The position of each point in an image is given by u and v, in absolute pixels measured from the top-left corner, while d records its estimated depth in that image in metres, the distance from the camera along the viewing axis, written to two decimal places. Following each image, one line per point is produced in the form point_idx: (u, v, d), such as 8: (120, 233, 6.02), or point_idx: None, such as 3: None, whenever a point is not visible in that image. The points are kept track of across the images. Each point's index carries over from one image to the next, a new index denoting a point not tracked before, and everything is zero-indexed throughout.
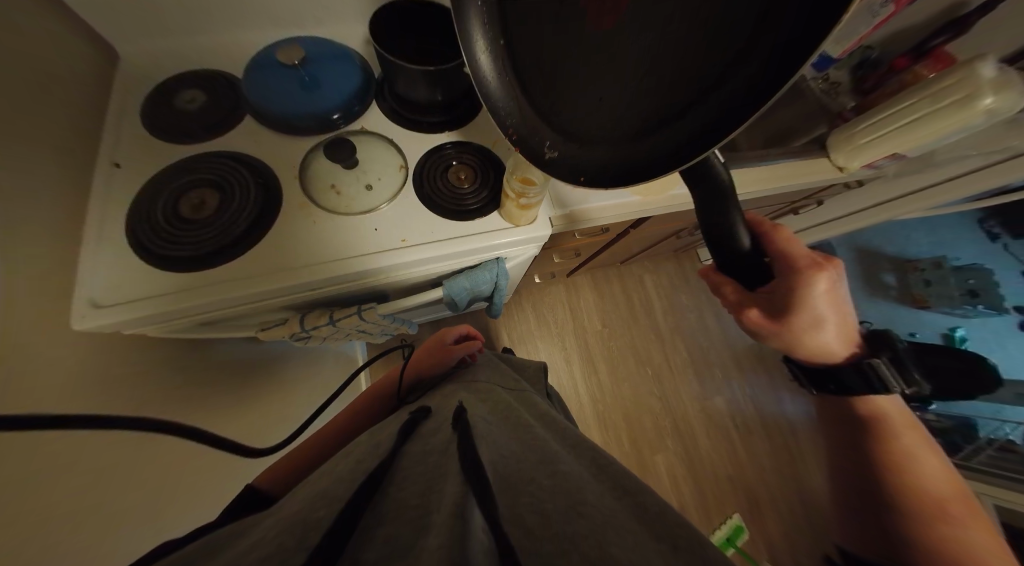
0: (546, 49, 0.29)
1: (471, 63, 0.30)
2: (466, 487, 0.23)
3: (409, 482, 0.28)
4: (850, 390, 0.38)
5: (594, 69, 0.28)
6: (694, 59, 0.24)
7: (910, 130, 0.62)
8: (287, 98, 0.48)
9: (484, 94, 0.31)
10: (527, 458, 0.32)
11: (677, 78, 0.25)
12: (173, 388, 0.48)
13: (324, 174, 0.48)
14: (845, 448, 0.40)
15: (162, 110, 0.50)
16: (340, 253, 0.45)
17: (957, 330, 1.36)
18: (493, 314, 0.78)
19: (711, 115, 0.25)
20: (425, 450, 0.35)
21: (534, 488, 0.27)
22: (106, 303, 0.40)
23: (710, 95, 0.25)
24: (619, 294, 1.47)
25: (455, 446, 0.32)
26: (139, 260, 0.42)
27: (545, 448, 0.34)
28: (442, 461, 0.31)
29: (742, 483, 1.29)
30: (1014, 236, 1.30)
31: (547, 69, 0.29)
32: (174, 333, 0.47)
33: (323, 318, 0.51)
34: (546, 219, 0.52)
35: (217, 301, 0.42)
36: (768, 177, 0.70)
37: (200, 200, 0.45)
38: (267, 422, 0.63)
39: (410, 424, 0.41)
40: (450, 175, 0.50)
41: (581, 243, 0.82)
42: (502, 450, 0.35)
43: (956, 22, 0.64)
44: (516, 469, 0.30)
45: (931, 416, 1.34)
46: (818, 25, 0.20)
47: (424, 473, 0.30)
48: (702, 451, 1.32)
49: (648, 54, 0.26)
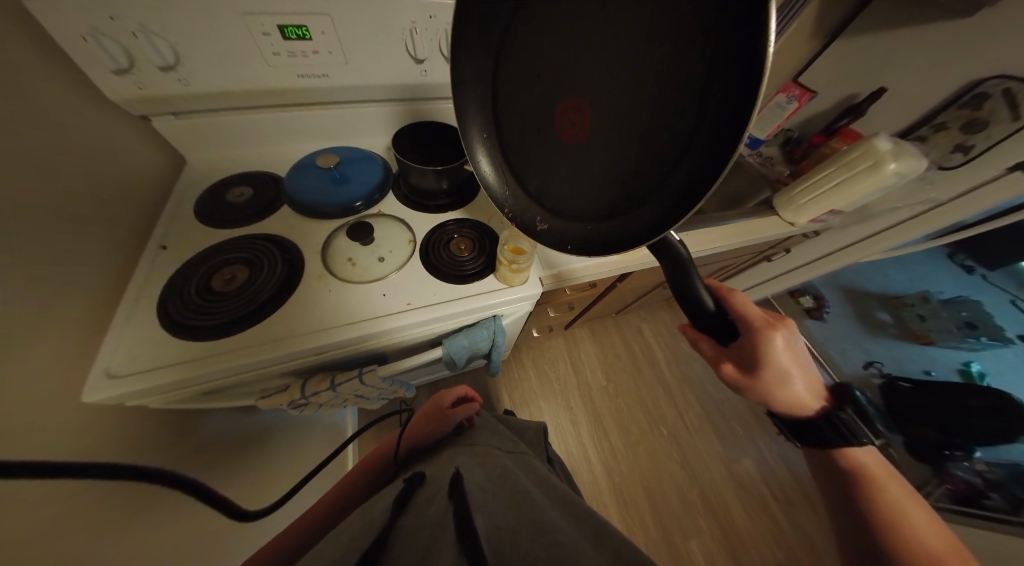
0: (530, 156, 0.39)
1: (478, 167, 0.45)
2: (461, 561, 0.25)
3: (405, 560, 0.28)
4: (829, 443, 0.39)
5: (568, 167, 0.35)
6: (654, 144, 0.27)
7: (839, 191, 0.74)
8: (320, 192, 0.58)
9: (486, 186, 0.45)
10: (524, 529, 0.33)
11: (641, 160, 0.29)
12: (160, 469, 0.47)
13: (342, 249, 0.55)
14: (839, 509, 0.40)
15: (214, 201, 0.59)
16: (349, 317, 0.49)
17: (972, 364, 1.33)
18: (492, 371, 0.79)
19: (673, 194, 0.27)
20: (422, 522, 0.34)
21: (531, 561, 0.28)
22: (119, 374, 0.42)
23: (675, 169, 0.26)
24: (620, 346, 1.50)
25: (451, 517, 0.32)
26: (163, 331, 0.46)
27: (541, 516, 0.34)
28: (438, 534, 0.31)
29: (790, 565, 1.13)
30: (988, 268, 1.47)
31: (533, 168, 0.39)
32: (178, 403, 0.48)
33: (324, 382, 0.53)
34: (536, 278, 0.58)
35: (229, 368, 0.44)
36: (729, 234, 0.79)
37: (232, 275, 0.50)
38: (251, 498, 0.60)
39: (405, 492, 0.41)
40: (452, 246, 0.57)
41: (574, 298, 0.88)
42: (499, 521, 0.35)
43: (852, 109, 0.83)
44: (513, 542, 0.31)
45: (981, 465, 1.17)
46: (753, 98, 0.20)
47: (420, 549, 0.30)
48: (739, 525, 1.18)
49: (612, 151, 0.31)
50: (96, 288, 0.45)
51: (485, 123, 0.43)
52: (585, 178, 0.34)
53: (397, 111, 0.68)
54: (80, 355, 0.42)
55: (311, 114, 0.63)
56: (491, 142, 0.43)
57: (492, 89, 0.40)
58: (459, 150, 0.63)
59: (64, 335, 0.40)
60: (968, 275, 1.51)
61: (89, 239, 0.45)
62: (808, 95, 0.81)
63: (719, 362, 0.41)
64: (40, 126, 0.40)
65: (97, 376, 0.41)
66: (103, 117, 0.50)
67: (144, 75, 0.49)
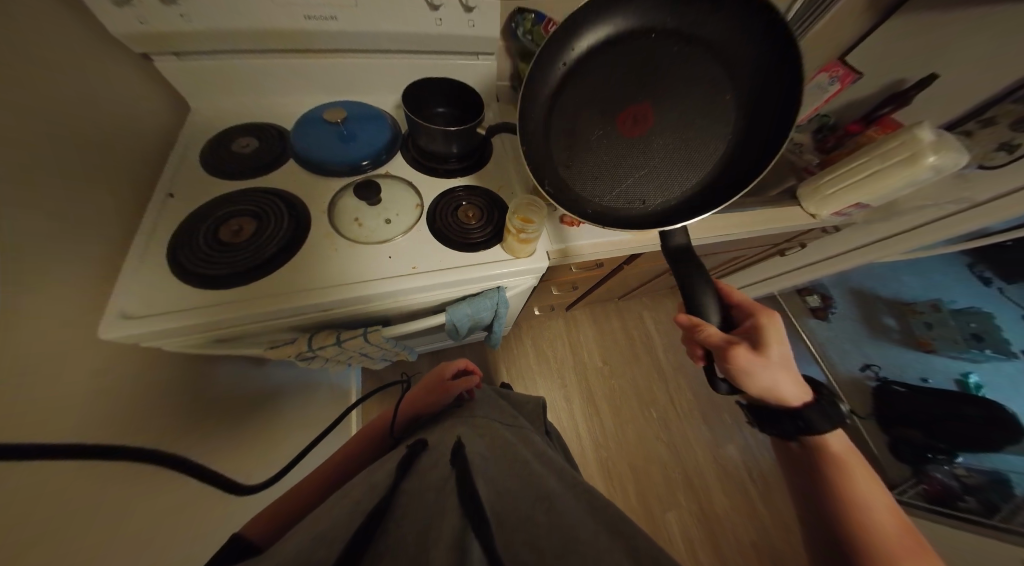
0: (577, 126, 0.44)
1: (528, 107, 0.44)
2: (465, 524, 0.26)
3: (411, 518, 0.30)
4: (816, 430, 0.39)
5: (603, 154, 0.44)
6: (677, 173, 0.43)
7: (870, 184, 0.70)
8: (327, 148, 0.57)
9: (524, 125, 0.43)
10: (524, 499, 0.35)
11: (665, 178, 0.43)
12: (172, 414, 0.50)
13: (350, 210, 0.54)
14: (810, 508, 0.40)
15: (220, 152, 0.58)
16: (355, 277, 0.50)
17: (971, 376, 1.28)
18: (492, 343, 0.80)
19: (683, 209, 0.43)
20: (424, 486, 0.36)
21: (533, 529, 0.29)
22: (133, 315, 0.43)
23: (687, 194, 0.43)
24: (619, 331, 1.51)
25: (453, 484, 0.34)
26: (174, 277, 0.47)
27: (538, 486, 0.36)
28: (441, 497, 0.33)
29: (762, 544, 1.19)
30: (1004, 280, 1.28)
31: (569, 140, 0.44)
32: (190, 348, 0.50)
33: (330, 338, 0.54)
34: (543, 252, 0.57)
35: (237, 318, 0.45)
36: (744, 223, 0.77)
37: (239, 227, 0.50)
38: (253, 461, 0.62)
39: (409, 457, 0.43)
40: (460, 213, 0.56)
41: (578, 277, 0.87)
42: (500, 488, 0.37)
43: (897, 95, 0.76)
44: (513, 510, 0.33)
45: (960, 469, 1.19)
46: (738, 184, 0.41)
47: (424, 511, 0.31)
48: (718, 505, 1.24)
49: (647, 161, 0.43)
50: (102, 235, 0.45)
51: (563, 81, 0.44)
52: (624, 170, 0.44)
53: (409, 66, 0.64)
54: (94, 301, 0.43)
55: (319, 63, 0.60)
56: (556, 97, 0.44)
57: (592, 62, 0.44)
58: (472, 112, 0.60)
59: (64, 287, 0.39)
60: (982, 287, 1.34)
61: (94, 184, 0.45)
62: (852, 77, 0.74)
63: (731, 344, 0.38)
64: (33, 60, 0.38)
65: (110, 318, 0.42)
66: (101, 57, 0.48)
67: (148, 11, 0.46)
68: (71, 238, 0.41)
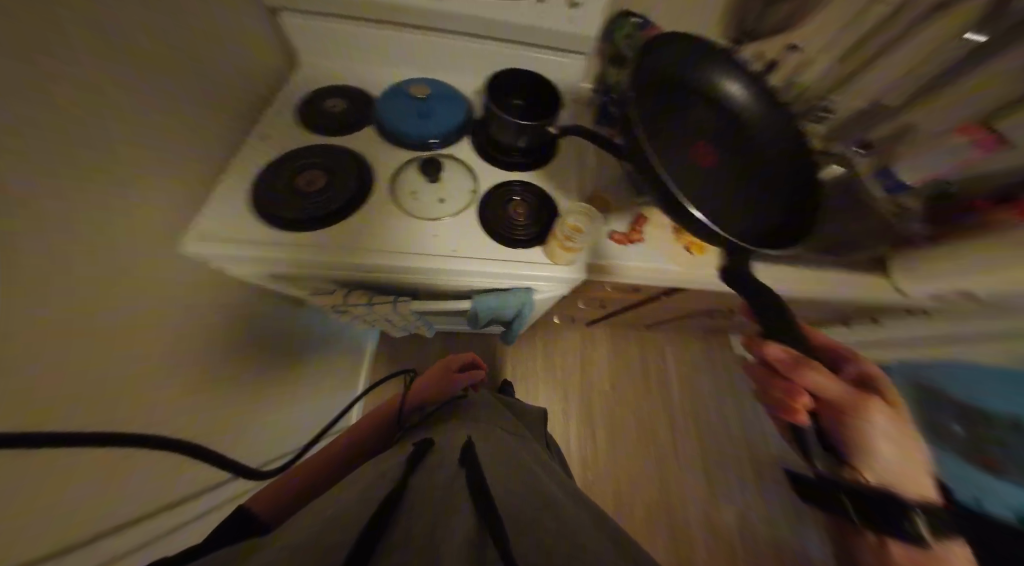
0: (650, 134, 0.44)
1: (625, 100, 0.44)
2: (479, 526, 0.26)
3: (418, 506, 0.31)
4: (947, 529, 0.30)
5: None
6: None
7: (989, 270, 0.58)
8: (404, 120, 0.59)
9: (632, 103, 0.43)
10: (530, 501, 0.34)
11: None
12: (218, 328, 0.55)
13: (410, 182, 0.56)
14: None
15: (310, 106, 0.63)
16: (401, 246, 0.51)
17: None
18: (506, 340, 0.80)
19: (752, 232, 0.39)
20: (434, 482, 0.36)
21: (538, 524, 0.29)
22: (208, 235, 0.48)
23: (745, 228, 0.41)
24: (637, 360, 1.44)
25: (467, 488, 0.34)
26: (246, 208, 0.51)
27: (546, 495, 0.35)
28: (452, 495, 0.33)
29: None
30: None
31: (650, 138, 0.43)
32: (247, 275, 0.55)
33: (363, 299, 0.56)
34: (581, 265, 0.54)
35: (288, 258, 0.49)
36: (811, 280, 0.69)
37: (311, 178, 0.54)
38: (259, 403, 0.66)
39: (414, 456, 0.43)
40: (509, 208, 0.55)
41: (609, 296, 0.84)
42: (507, 487, 0.37)
43: None
44: (521, 508, 0.32)
45: None
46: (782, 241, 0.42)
47: (436, 502, 0.31)
48: None
49: None
50: (192, 153, 0.50)
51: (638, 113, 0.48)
52: None
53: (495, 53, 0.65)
54: (175, 210, 0.48)
55: (413, 36, 0.63)
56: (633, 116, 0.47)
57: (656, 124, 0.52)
58: (548, 109, 0.58)
59: (156, 195, 0.44)
60: None
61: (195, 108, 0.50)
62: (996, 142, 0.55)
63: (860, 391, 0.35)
64: None
65: (194, 234, 0.47)
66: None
67: None
68: (169, 149, 0.46)
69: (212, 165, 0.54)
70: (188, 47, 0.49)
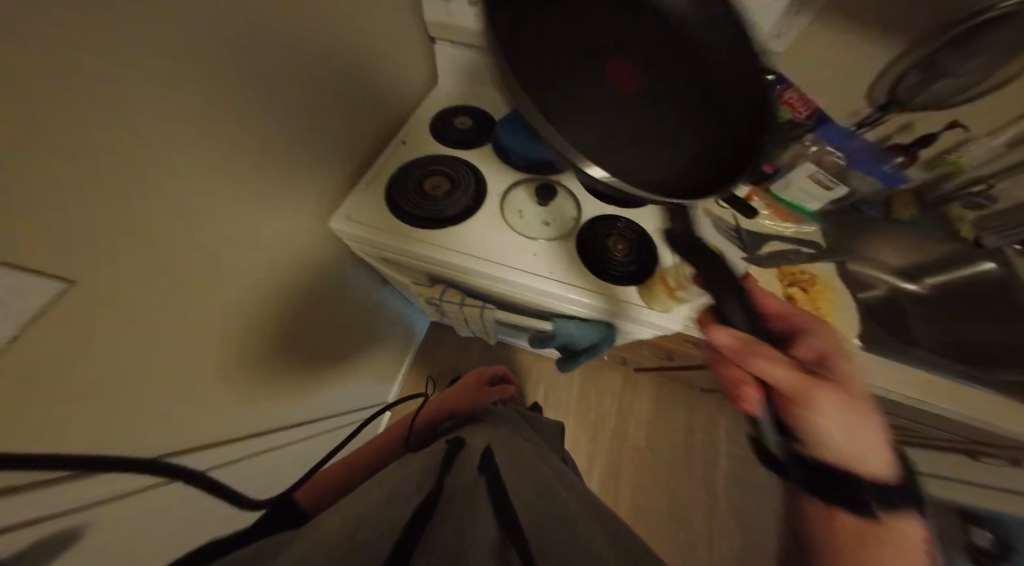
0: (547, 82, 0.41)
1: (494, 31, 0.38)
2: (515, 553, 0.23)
3: (440, 523, 0.28)
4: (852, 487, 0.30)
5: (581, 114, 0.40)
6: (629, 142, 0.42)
7: None
8: (518, 143, 0.62)
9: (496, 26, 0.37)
10: (561, 525, 0.31)
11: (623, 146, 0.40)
12: (307, 292, 0.59)
13: (517, 200, 0.58)
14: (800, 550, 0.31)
15: (443, 119, 0.68)
16: (498, 258, 0.53)
17: None
18: (564, 367, 0.72)
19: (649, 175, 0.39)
20: (453, 496, 0.35)
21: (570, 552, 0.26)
22: (350, 218, 0.54)
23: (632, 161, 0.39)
24: (683, 422, 1.27)
25: (491, 506, 0.31)
26: (373, 196, 0.57)
27: (575, 521, 0.32)
28: (476, 512, 0.31)
29: None
30: None
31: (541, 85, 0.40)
32: (361, 254, 0.61)
33: (458, 298, 0.60)
34: (682, 317, 0.50)
35: (400, 249, 0.53)
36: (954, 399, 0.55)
37: (437, 183, 0.59)
38: (318, 370, 0.73)
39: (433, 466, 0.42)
40: (610, 241, 0.54)
41: (679, 348, 0.76)
42: (534, 506, 0.34)
43: None
44: (549, 530, 0.29)
45: None
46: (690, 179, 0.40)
47: (456, 520, 0.29)
48: None
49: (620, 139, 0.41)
50: (336, 137, 0.56)
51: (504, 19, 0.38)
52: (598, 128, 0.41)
53: None
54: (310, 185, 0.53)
55: None
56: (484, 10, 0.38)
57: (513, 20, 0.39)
58: None
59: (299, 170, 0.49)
60: None
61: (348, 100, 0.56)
62: None
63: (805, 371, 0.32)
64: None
65: (340, 216, 0.54)
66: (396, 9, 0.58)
67: None
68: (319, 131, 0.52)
69: (348, 150, 0.60)
70: (360, 51, 0.55)
